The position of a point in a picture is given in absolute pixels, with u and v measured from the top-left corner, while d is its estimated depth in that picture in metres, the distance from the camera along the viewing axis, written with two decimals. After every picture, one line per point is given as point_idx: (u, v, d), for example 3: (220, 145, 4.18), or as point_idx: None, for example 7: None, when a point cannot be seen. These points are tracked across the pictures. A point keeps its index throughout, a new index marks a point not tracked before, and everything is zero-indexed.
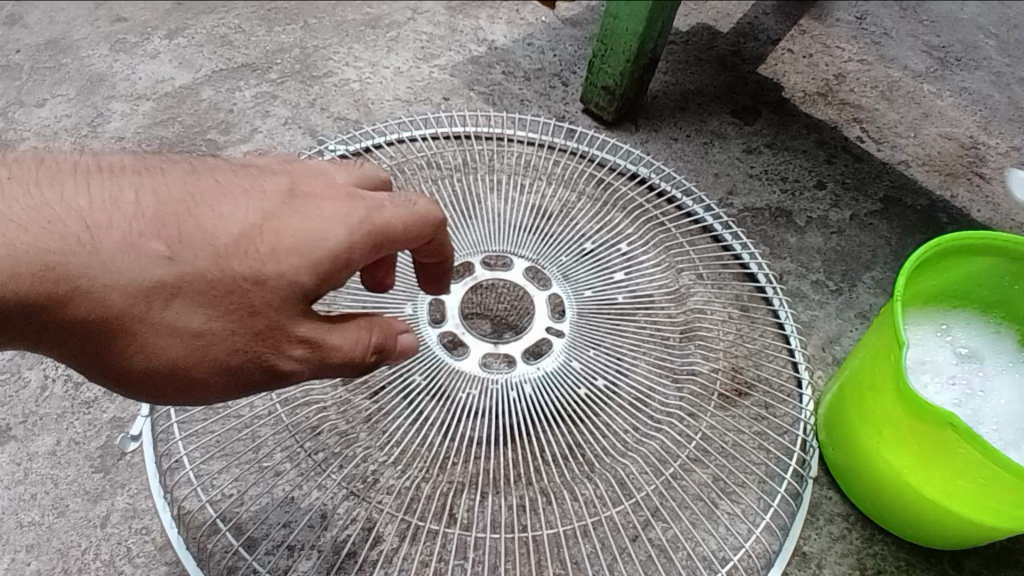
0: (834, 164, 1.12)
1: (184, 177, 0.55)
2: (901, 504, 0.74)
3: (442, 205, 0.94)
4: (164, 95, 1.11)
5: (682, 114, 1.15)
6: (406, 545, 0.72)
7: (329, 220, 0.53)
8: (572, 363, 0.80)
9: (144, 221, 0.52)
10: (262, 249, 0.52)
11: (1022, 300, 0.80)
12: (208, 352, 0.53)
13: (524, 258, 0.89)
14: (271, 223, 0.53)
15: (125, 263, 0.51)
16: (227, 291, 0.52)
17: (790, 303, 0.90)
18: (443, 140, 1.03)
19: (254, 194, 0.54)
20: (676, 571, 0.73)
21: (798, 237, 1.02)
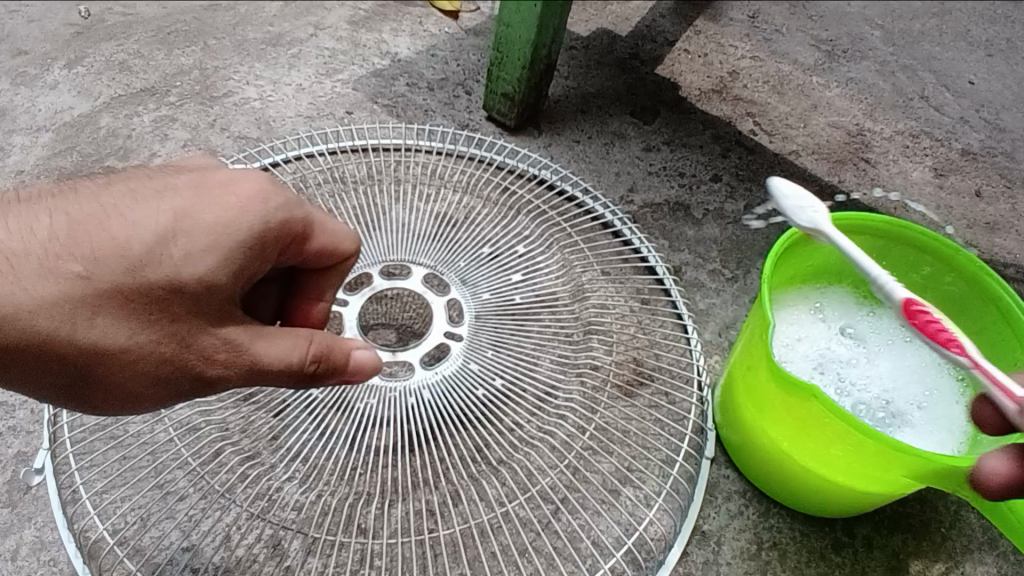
0: (729, 157, 1.18)
1: (95, 192, 0.56)
2: (787, 474, 0.78)
3: (342, 218, 0.95)
4: (61, 125, 1.09)
5: (583, 116, 1.19)
6: (312, 559, 0.73)
7: (244, 211, 0.55)
8: (470, 365, 0.83)
9: (60, 244, 0.53)
10: (176, 250, 0.54)
11: (887, 276, 0.87)
12: (137, 363, 0.55)
13: (423, 265, 0.91)
14: (182, 223, 0.54)
15: (42, 287, 0.52)
16: (148, 303, 0.54)
17: (684, 292, 0.94)
18: (341, 154, 1.04)
19: (164, 197, 0.55)
20: (581, 560, 0.75)
21: (695, 229, 1.07)
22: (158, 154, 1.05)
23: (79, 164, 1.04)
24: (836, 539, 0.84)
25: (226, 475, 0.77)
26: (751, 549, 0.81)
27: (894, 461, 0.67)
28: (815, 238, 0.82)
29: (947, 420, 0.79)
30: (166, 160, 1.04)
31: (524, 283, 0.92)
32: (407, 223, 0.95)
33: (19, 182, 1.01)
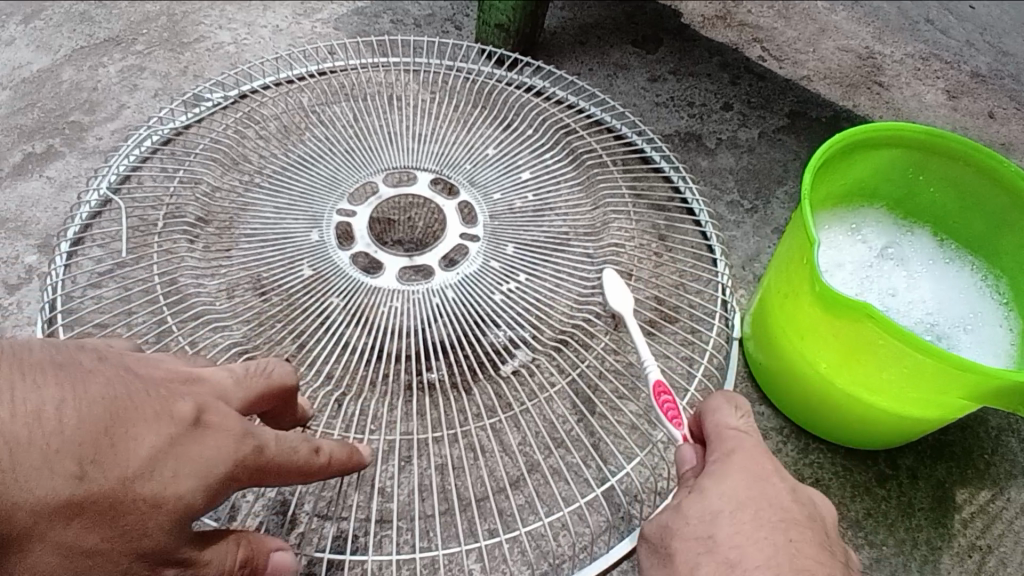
0: (739, 85, 1.11)
1: (110, 379, 0.50)
2: (823, 398, 0.75)
3: (338, 131, 0.90)
4: (21, 82, 1.00)
5: (582, 48, 1.12)
6: (328, 524, 0.69)
7: (231, 449, 0.51)
8: (494, 297, 0.77)
9: (56, 437, 0.46)
10: (167, 475, 0.48)
11: (925, 191, 0.81)
12: (91, 570, 0.48)
13: (429, 170, 0.87)
14: (181, 448, 0.49)
15: (34, 484, 0.45)
16: (123, 514, 0.47)
17: (701, 193, 0.91)
18: (330, 75, 0.99)
19: (168, 415, 0.50)
20: (607, 509, 0.73)
21: (709, 159, 1.01)
22: (127, 106, 0.97)
23: (41, 121, 0.96)
24: (878, 472, 0.80)
25: None
26: None
27: (945, 379, 0.63)
28: (849, 151, 0.76)
29: (993, 341, 0.74)
30: (136, 111, 0.96)
31: (535, 179, 0.87)
32: (406, 137, 0.89)
33: None
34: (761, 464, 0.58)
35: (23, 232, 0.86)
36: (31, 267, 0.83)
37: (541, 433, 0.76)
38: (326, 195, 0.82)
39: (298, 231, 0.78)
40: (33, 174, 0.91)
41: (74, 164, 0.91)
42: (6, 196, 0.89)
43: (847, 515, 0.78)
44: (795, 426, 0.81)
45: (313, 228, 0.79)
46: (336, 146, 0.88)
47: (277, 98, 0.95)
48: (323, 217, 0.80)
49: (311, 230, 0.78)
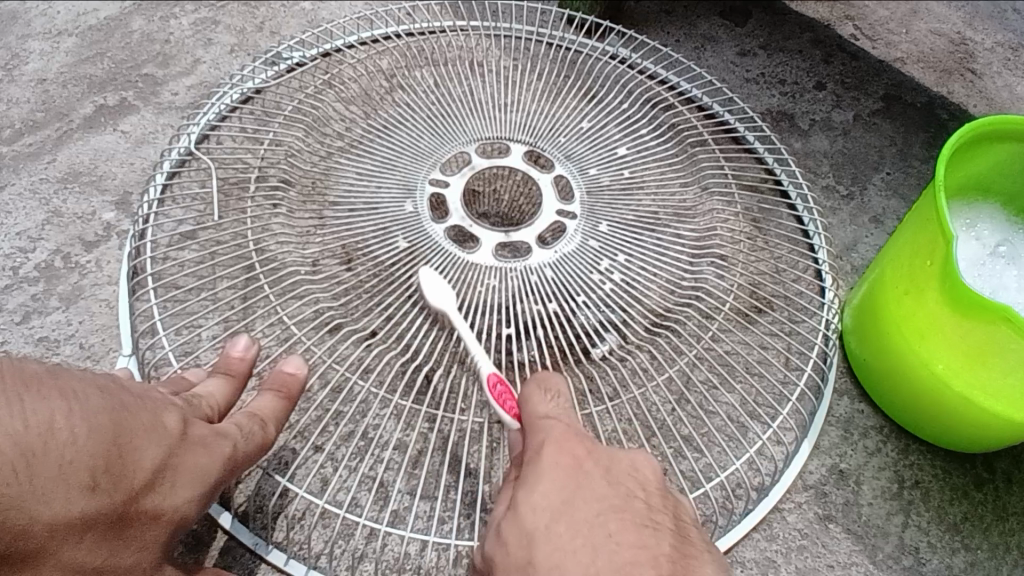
0: (831, 64, 1.05)
1: (101, 392, 0.51)
2: (926, 402, 0.72)
3: (424, 99, 0.86)
4: (88, 29, 0.96)
5: (668, 17, 1.06)
6: (419, 503, 0.67)
7: (216, 457, 0.56)
8: (594, 277, 0.74)
9: (74, 453, 0.48)
10: (165, 485, 0.53)
11: None
12: None
13: (522, 142, 0.83)
14: (174, 459, 0.53)
15: (51, 498, 0.47)
16: (125, 527, 0.51)
17: (801, 177, 0.87)
18: (418, 36, 0.95)
19: (158, 430, 0.53)
20: (707, 503, 0.70)
21: (802, 141, 0.96)
22: (202, 61, 0.93)
23: (113, 72, 0.92)
24: (976, 475, 0.77)
25: (314, 413, 0.70)
26: (891, 488, 0.75)
27: None
28: (973, 143, 0.73)
29: None
30: (212, 67, 0.92)
31: (632, 157, 0.83)
32: (495, 105, 0.85)
33: (48, 95, 0.90)
34: (575, 450, 0.52)
35: (99, 187, 0.83)
36: (110, 224, 0.81)
37: (634, 420, 0.73)
38: (419, 163, 0.79)
39: (392, 202, 0.76)
40: (107, 128, 0.88)
41: (150, 119, 0.88)
42: (79, 149, 0.86)
43: (944, 518, 0.74)
44: (895, 425, 0.78)
45: (407, 199, 0.76)
46: (421, 112, 0.84)
47: (366, 59, 0.92)
48: (417, 188, 0.77)
49: (405, 201, 0.76)
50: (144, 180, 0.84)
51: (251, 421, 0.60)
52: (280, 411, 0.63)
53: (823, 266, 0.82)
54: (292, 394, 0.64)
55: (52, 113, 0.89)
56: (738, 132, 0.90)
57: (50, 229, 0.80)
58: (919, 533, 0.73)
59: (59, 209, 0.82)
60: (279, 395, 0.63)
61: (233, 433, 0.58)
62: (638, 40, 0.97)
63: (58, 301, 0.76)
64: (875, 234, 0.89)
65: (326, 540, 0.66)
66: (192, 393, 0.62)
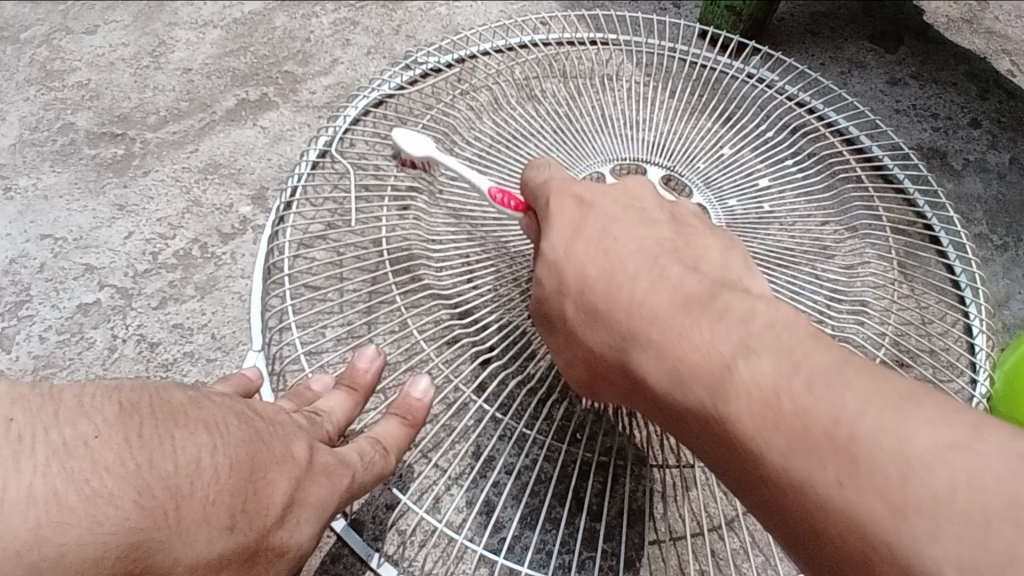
0: (988, 100, 0.98)
1: (238, 423, 0.53)
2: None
3: (562, 116, 0.85)
4: (232, 22, 0.99)
5: (813, 39, 1.00)
6: (530, 533, 0.67)
7: (334, 489, 0.57)
8: None
9: (218, 490, 0.49)
10: (292, 520, 0.54)
11: None
12: None
13: (658, 166, 0.79)
14: (301, 492, 0.54)
15: (194, 538, 0.48)
16: (254, 562, 0.52)
17: (958, 225, 0.80)
18: (554, 46, 0.94)
19: (287, 462, 0.54)
20: None
21: (953, 183, 0.89)
22: (340, 61, 0.95)
23: (254, 67, 0.95)
24: None
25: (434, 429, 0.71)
26: None
27: None
28: None
29: None
30: (349, 68, 0.94)
31: (772, 188, 0.80)
32: (632, 124, 0.84)
33: (193, 84, 0.93)
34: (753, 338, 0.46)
35: (237, 180, 0.86)
36: (245, 218, 0.83)
37: None
38: None
39: None
40: (247, 122, 0.90)
41: (288, 116, 0.90)
42: (219, 141, 0.89)
43: None
44: None
45: None
46: (554, 125, 0.83)
47: (500, 69, 0.92)
48: None
49: None
50: (280, 177, 0.86)
51: (360, 446, 0.61)
52: (394, 433, 0.63)
53: (975, 323, 0.76)
54: (415, 414, 0.65)
55: (195, 103, 0.92)
56: (886, 168, 0.86)
57: (189, 218, 0.83)
58: None
59: (199, 199, 0.85)
60: (402, 416, 0.64)
61: (355, 463, 0.59)
62: (783, 62, 0.93)
63: (194, 290, 0.79)
64: None
65: (435, 558, 0.66)
66: (314, 407, 0.63)
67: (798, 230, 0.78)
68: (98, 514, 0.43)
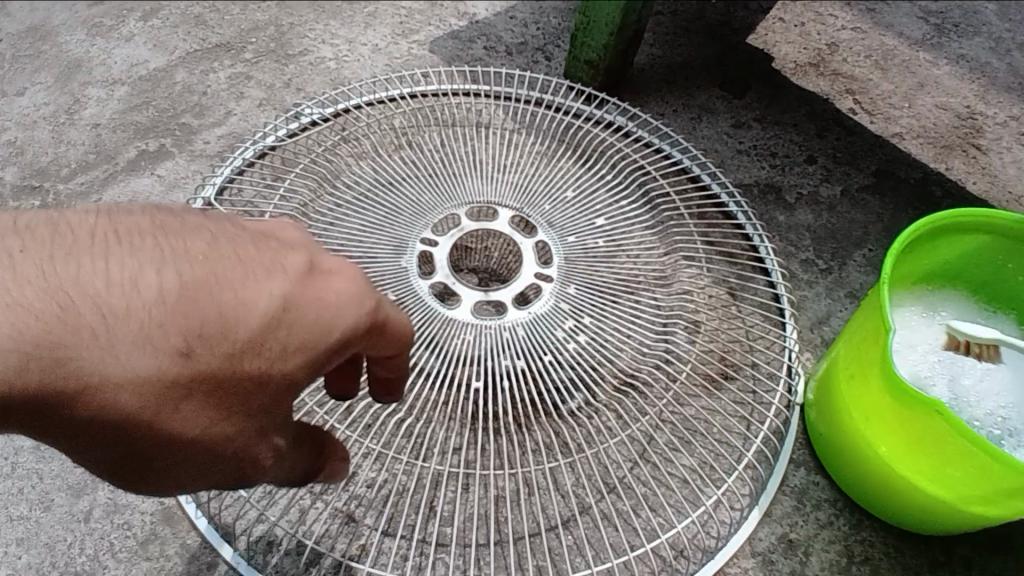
0: (825, 138, 1.10)
1: (210, 236, 0.45)
2: (895, 485, 0.70)
3: (424, 162, 0.93)
4: (139, 80, 1.07)
5: (668, 87, 1.13)
6: (383, 540, 0.71)
7: (343, 305, 0.45)
8: (557, 334, 0.78)
9: (166, 310, 0.41)
10: (275, 347, 0.44)
11: (1010, 283, 0.77)
12: (213, 451, 0.45)
13: (508, 207, 0.89)
14: (294, 312, 0.43)
15: (135, 357, 0.41)
16: (222, 391, 0.43)
17: (775, 252, 0.92)
18: (423, 98, 1.04)
19: (273, 271, 0.44)
20: (657, 563, 0.71)
21: (787, 214, 1.00)
22: (234, 113, 1.03)
23: (154, 119, 1.02)
24: (932, 559, 0.76)
25: None
26: (841, 562, 0.74)
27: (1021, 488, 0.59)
28: (962, 227, 0.72)
29: None
30: (242, 119, 1.03)
31: (609, 227, 0.89)
32: (490, 167, 0.93)
33: (100, 137, 1.01)
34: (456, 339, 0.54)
35: None
36: None
37: (593, 477, 0.75)
38: (411, 222, 0.86)
39: (385, 257, 0.82)
40: (144, 171, 0.98)
41: (182, 165, 0.98)
42: (118, 190, 0.96)
43: None
44: (852, 500, 0.77)
45: (399, 255, 0.83)
46: (422, 168, 0.92)
47: (372, 120, 1.01)
48: (407, 245, 0.84)
49: (397, 258, 0.82)
50: None
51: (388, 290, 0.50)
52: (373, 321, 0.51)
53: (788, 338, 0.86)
54: None
55: (99, 154, 0.99)
56: (720, 202, 0.97)
57: None
58: None
59: None
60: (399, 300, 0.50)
61: (335, 296, 0.44)
62: (633, 113, 1.05)
63: None
64: (848, 309, 0.92)
65: (297, 565, 0.70)
66: None
67: (634, 259, 0.87)
68: (128, 307, 0.41)
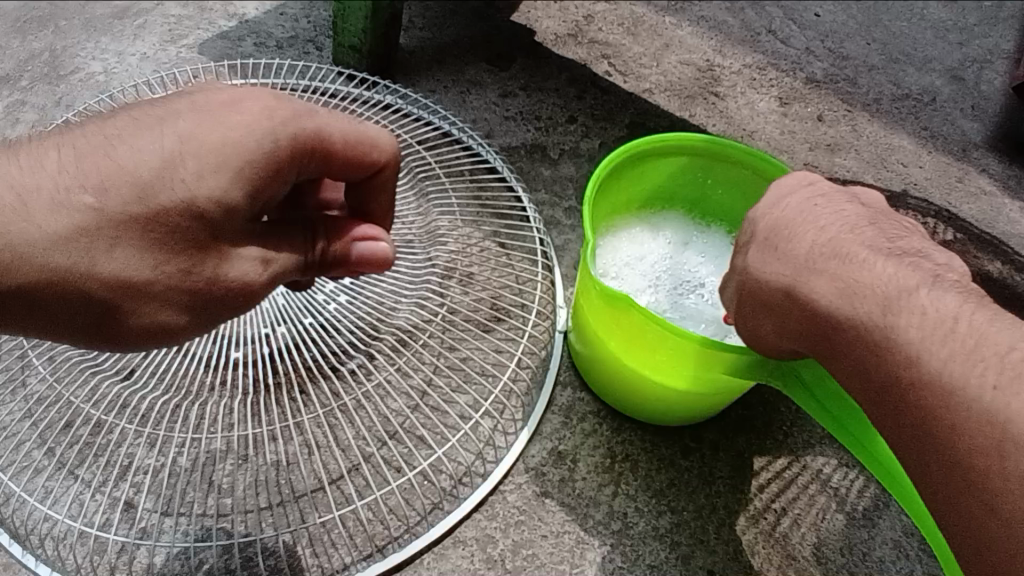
0: (584, 99, 1.21)
1: (188, 111, 0.57)
2: (626, 379, 0.82)
3: None
4: None
5: (438, 66, 1.20)
6: (168, 520, 0.73)
7: (247, 125, 0.55)
8: (323, 300, 0.83)
9: (151, 165, 0.54)
10: (201, 167, 0.54)
11: (713, 197, 0.91)
12: (169, 295, 0.56)
13: None
14: (207, 140, 0.54)
15: (110, 196, 0.54)
16: (165, 231, 0.54)
17: (531, 201, 1.00)
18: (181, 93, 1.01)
19: (224, 118, 0.55)
20: (435, 492, 0.78)
21: (551, 169, 1.10)
22: None
23: None
24: (683, 446, 0.87)
25: (75, 445, 0.75)
26: (605, 463, 0.84)
27: (703, 359, 0.71)
28: (652, 153, 0.84)
29: None
30: None
31: None
32: None
33: None
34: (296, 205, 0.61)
35: None
36: None
37: (374, 426, 0.79)
38: None
39: None
40: None
41: None
42: None
43: (651, 485, 0.84)
44: (611, 409, 0.88)
45: None
46: None
47: None
48: None
49: None
50: None
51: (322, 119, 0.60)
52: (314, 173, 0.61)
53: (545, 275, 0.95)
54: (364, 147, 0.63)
55: None
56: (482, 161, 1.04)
57: None
58: (629, 500, 0.82)
59: None
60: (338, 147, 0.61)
61: (250, 124, 0.55)
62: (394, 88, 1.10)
63: None
64: None
65: (86, 556, 0.71)
66: None
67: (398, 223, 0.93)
68: (115, 160, 0.55)
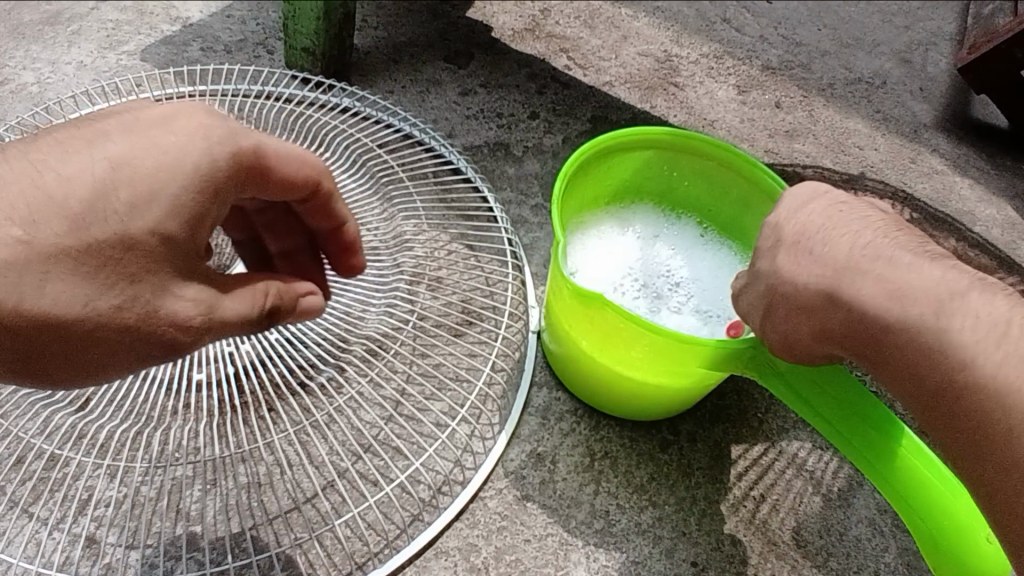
0: (545, 94, 1.20)
1: (107, 131, 0.55)
2: (603, 377, 0.81)
3: None
4: None
5: (395, 66, 1.18)
6: (133, 552, 0.70)
7: (183, 147, 0.54)
8: None
9: (77, 194, 0.52)
10: (139, 195, 0.52)
11: (679, 189, 0.91)
12: (93, 331, 0.52)
13: None
14: (138, 165, 0.53)
15: (42, 225, 0.51)
16: (100, 262, 0.51)
17: (497, 201, 0.98)
18: None
19: (155, 141, 0.54)
20: (416, 503, 0.76)
21: (515, 166, 1.09)
22: None
23: None
24: (662, 439, 0.87)
25: (31, 481, 0.72)
26: (584, 462, 0.84)
27: (683, 355, 0.71)
28: (618, 147, 0.84)
29: None
30: None
31: None
32: None
33: None
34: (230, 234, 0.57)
35: None
36: None
37: (347, 441, 0.77)
38: None
39: None
40: None
41: None
42: None
43: (632, 482, 0.83)
44: (588, 407, 0.88)
45: None
46: None
47: None
48: None
49: None
50: None
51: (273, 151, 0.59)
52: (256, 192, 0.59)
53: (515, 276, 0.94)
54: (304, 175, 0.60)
55: None
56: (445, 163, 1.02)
57: None
58: (610, 498, 0.82)
59: None
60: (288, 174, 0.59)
61: (183, 149, 0.54)
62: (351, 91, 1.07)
63: None
64: None
65: None
66: None
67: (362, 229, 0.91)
68: (37, 185, 0.52)
